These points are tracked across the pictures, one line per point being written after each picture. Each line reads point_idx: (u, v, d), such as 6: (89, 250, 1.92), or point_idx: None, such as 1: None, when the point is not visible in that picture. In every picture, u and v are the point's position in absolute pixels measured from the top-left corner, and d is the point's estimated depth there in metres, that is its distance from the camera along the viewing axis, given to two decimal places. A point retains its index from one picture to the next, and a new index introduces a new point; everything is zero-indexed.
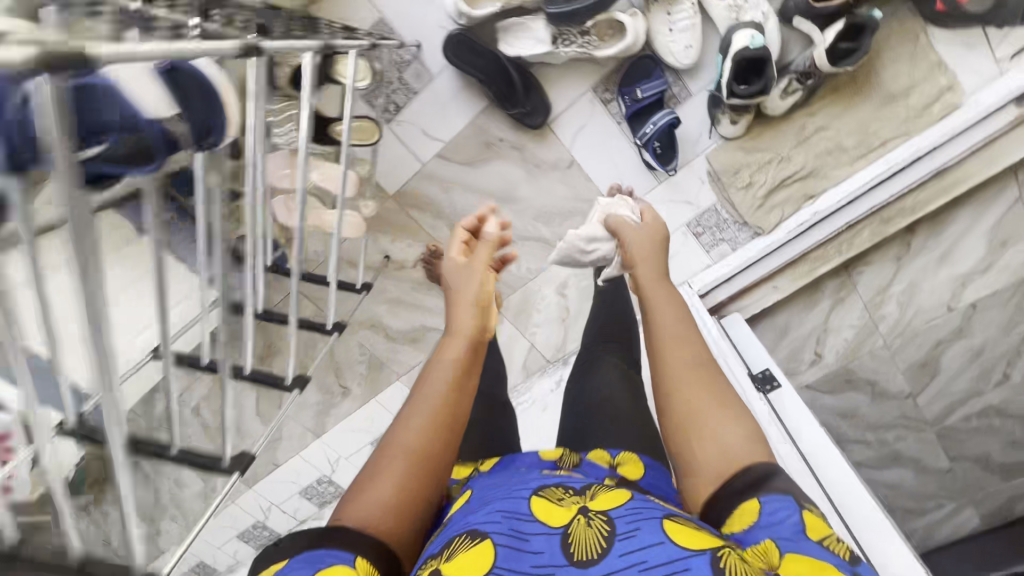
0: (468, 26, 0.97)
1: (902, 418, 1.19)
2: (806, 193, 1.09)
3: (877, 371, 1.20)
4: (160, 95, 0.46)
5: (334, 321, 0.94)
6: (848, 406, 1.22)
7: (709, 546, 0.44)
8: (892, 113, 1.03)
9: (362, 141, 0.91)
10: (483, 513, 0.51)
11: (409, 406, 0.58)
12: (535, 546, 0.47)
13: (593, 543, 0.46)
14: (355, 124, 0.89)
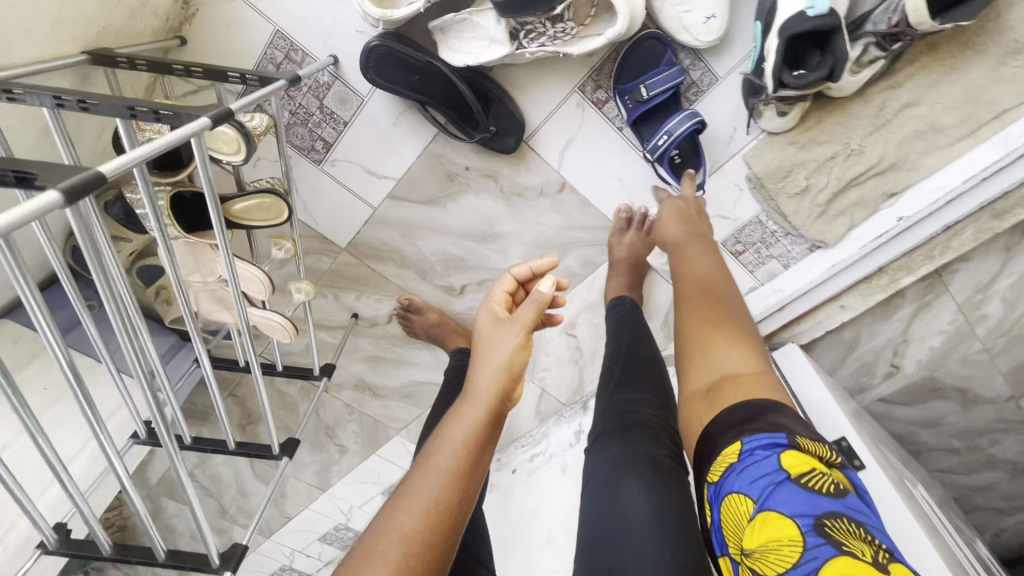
0: (393, 31, 0.69)
1: (1006, 422, 0.85)
2: (886, 192, 0.80)
3: (971, 378, 0.84)
4: None
5: (281, 445, 0.76)
6: (930, 415, 0.89)
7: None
8: (1017, 71, 0.70)
9: (270, 222, 0.66)
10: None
11: (408, 482, 0.45)
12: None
13: None
14: (253, 201, 0.64)
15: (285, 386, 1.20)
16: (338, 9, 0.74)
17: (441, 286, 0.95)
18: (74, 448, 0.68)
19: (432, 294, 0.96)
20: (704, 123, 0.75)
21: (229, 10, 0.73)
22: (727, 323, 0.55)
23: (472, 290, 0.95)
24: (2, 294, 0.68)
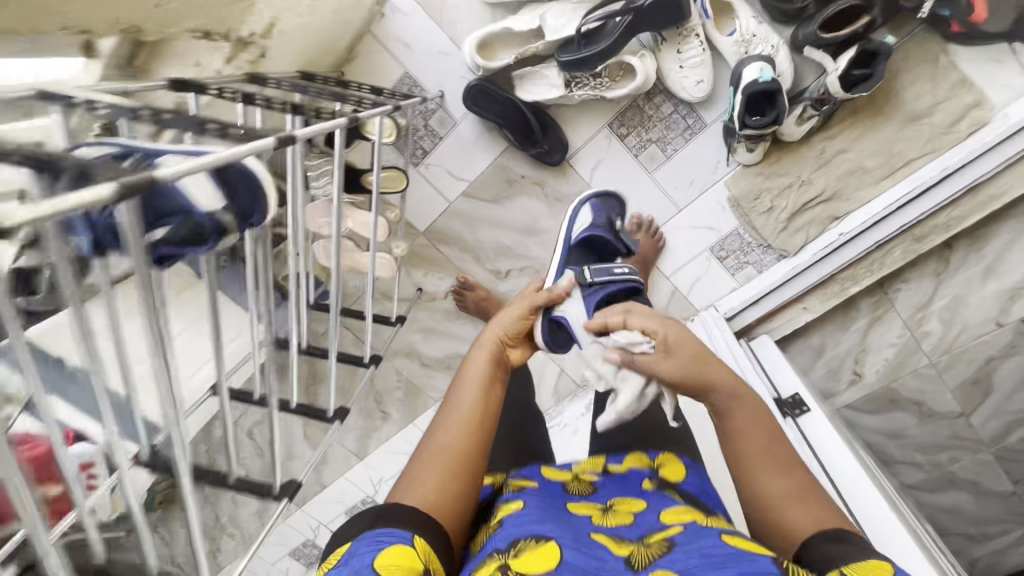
0: (486, 76, 1.03)
1: (954, 438, 1.12)
2: (831, 215, 1.08)
3: (923, 391, 1.14)
4: (212, 189, 0.44)
5: (370, 355, 1.03)
6: (894, 426, 1.18)
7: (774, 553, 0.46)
8: (916, 132, 1.00)
9: (393, 189, 0.99)
10: (540, 522, 0.52)
11: (443, 408, 0.58)
12: (598, 553, 0.50)
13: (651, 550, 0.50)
14: (385, 174, 0.97)
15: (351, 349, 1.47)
16: (449, 61, 1.05)
17: (492, 269, 1.24)
18: None
19: (483, 276, 1.24)
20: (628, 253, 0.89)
21: (377, 58, 1.05)
22: (802, 491, 0.53)
23: (516, 272, 1.23)
24: None
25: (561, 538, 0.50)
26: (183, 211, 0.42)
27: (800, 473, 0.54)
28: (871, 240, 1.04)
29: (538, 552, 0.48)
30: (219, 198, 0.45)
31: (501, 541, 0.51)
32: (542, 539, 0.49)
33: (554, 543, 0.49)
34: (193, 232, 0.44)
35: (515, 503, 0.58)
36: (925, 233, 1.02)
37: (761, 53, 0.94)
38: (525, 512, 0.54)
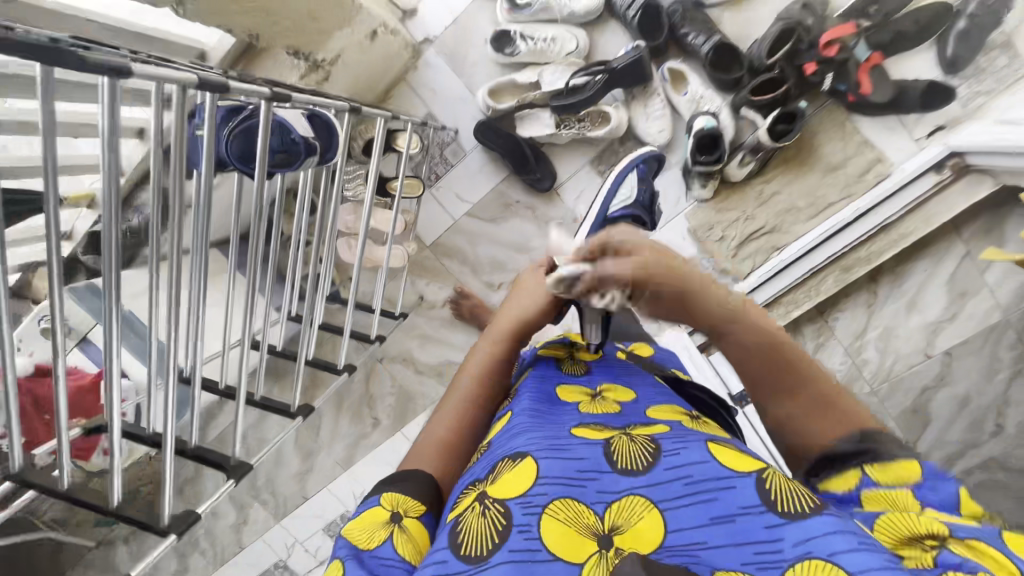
0: (493, 116, 1.29)
1: None
2: (773, 246, 1.29)
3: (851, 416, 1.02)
4: (303, 123, 0.65)
5: (377, 333, 1.20)
6: None
7: (754, 470, 0.51)
8: (834, 180, 1.25)
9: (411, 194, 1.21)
10: (524, 438, 0.58)
11: (444, 404, 0.73)
12: (579, 454, 0.55)
13: (638, 457, 0.55)
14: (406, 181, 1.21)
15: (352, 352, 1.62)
16: (463, 105, 1.32)
17: (485, 281, 1.42)
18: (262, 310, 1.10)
19: (479, 286, 1.42)
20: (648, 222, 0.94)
21: (407, 99, 1.31)
22: (809, 410, 0.55)
23: (505, 285, 1.40)
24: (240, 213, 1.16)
25: (536, 453, 0.55)
26: (288, 140, 0.63)
27: (813, 388, 0.55)
28: (805, 266, 1.24)
29: (516, 473, 0.53)
30: (309, 132, 0.66)
31: (484, 470, 0.58)
32: (519, 459, 0.55)
33: (530, 459, 0.54)
34: (284, 156, 0.64)
35: (509, 416, 0.65)
36: (851, 264, 1.23)
37: (707, 109, 1.21)
38: (511, 430, 0.61)
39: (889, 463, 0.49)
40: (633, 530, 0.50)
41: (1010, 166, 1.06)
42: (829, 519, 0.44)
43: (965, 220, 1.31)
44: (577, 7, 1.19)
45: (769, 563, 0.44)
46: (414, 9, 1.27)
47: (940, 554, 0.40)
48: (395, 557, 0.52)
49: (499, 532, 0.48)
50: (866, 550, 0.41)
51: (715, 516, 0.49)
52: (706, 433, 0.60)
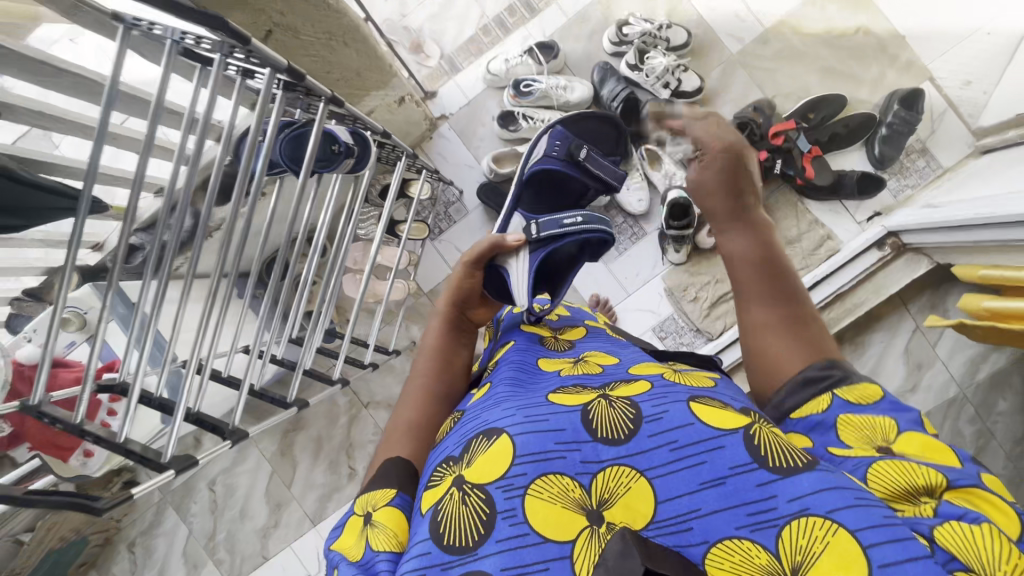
0: (494, 179, 1.46)
1: None
2: None
3: None
4: (346, 134, 0.80)
5: (371, 360, 1.26)
6: None
7: (740, 426, 0.44)
8: (793, 252, 1.42)
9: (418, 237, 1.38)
10: (497, 412, 0.50)
11: (401, 396, 0.73)
12: (556, 423, 0.47)
13: (618, 424, 0.47)
14: (415, 225, 1.38)
15: (338, 396, 1.64)
16: (469, 170, 1.51)
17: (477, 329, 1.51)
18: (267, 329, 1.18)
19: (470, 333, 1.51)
20: (561, 166, 0.98)
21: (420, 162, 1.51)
22: (782, 323, 0.62)
23: None
24: (258, 240, 1.27)
25: (511, 428, 0.47)
26: (337, 147, 0.78)
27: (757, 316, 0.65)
28: None
29: (490, 455, 0.46)
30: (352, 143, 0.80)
31: (458, 445, 0.51)
32: (494, 437, 0.47)
33: (506, 435, 0.46)
34: (327, 157, 0.78)
35: (488, 389, 0.61)
36: None
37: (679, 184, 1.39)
38: (486, 404, 0.55)
39: (855, 385, 0.55)
40: (621, 503, 0.44)
41: (936, 243, 1.24)
42: (821, 478, 0.41)
43: (911, 297, 1.46)
44: (571, 97, 1.42)
45: (765, 523, 0.40)
46: (435, 92, 1.52)
47: (940, 506, 0.42)
48: (376, 555, 0.50)
49: (483, 522, 0.43)
50: (863, 507, 0.39)
51: (705, 480, 0.43)
52: (692, 388, 0.53)
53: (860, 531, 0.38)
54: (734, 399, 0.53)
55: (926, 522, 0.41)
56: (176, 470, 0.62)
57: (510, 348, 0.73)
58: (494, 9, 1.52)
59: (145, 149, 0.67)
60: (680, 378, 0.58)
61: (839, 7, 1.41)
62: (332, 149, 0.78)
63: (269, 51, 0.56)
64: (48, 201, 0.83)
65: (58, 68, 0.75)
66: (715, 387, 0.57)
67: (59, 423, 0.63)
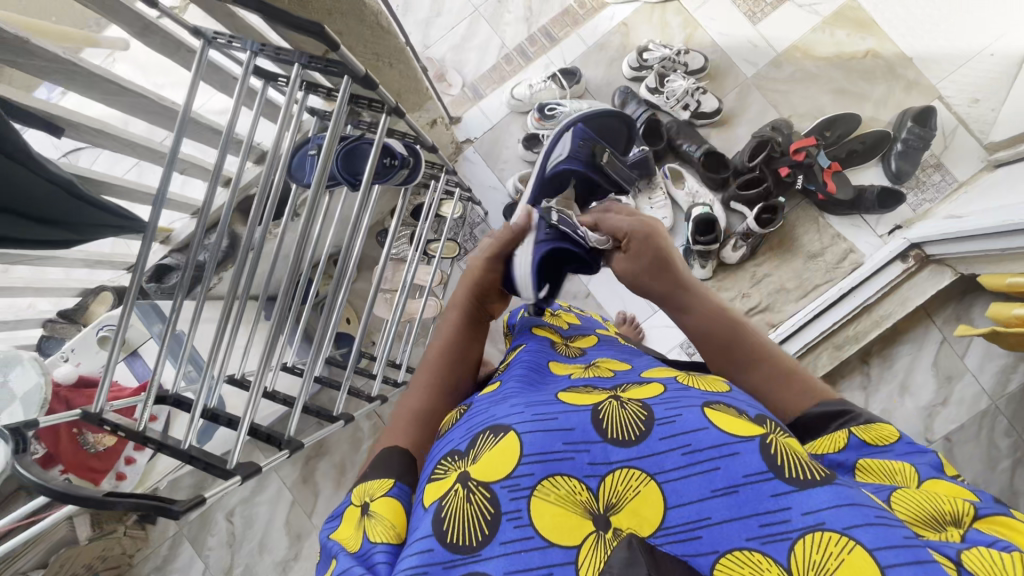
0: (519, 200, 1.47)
1: None
2: (769, 321, 1.43)
3: None
4: (402, 148, 0.84)
5: (405, 379, 1.25)
6: None
7: (757, 433, 0.41)
8: (817, 265, 1.44)
9: (449, 255, 1.39)
10: (505, 408, 0.48)
11: (411, 385, 0.69)
12: (565, 423, 0.45)
13: (629, 425, 0.44)
14: (446, 244, 1.39)
15: (362, 421, 1.61)
16: (495, 191, 1.54)
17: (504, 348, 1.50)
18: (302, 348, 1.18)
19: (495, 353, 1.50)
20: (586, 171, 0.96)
21: None
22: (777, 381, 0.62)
23: None
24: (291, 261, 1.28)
25: (519, 426, 0.45)
26: (397, 160, 0.81)
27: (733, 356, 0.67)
28: (799, 342, 1.35)
29: (496, 451, 0.44)
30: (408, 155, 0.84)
31: (464, 440, 0.48)
32: (500, 434, 0.45)
33: (513, 434, 0.44)
34: (387, 168, 0.82)
35: (498, 385, 0.59)
36: (842, 342, 1.35)
37: (702, 202, 1.42)
38: (494, 400, 0.54)
39: (869, 424, 0.52)
40: (628, 509, 0.41)
41: (958, 254, 1.25)
42: (838, 491, 0.37)
43: (935, 308, 1.47)
44: None
45: (776, 536, 0.36)
46: (459, 117, 1.57)
47: (968, 533, 0.39)
48: (375, 545, 0.47)
49: (488, 522, 0.41)
50: (882, 525, 0.35)
51: (717, 487, 0.39)
52: (706, 392, 0.50)
53: (878, 551, 0.33)
54: (750, 406, 0.49)
55: (952, 546, 0.37)
56: (241, 478, 0.62)
57: (521, 348, 0.71)
58: (514, 39, 1.59)
59: (213, 179, 0.71)
60: (694, 381, 0.54)
61: (847, 32, 1.48)
62: (392, 161, 0.81)
63: (352, 58, 0.58)
64: (97, 217, 0.84)
65: (123, 86, 0.78)
66: (729, 391, 0.52)
67: (121, 431, 0.64)
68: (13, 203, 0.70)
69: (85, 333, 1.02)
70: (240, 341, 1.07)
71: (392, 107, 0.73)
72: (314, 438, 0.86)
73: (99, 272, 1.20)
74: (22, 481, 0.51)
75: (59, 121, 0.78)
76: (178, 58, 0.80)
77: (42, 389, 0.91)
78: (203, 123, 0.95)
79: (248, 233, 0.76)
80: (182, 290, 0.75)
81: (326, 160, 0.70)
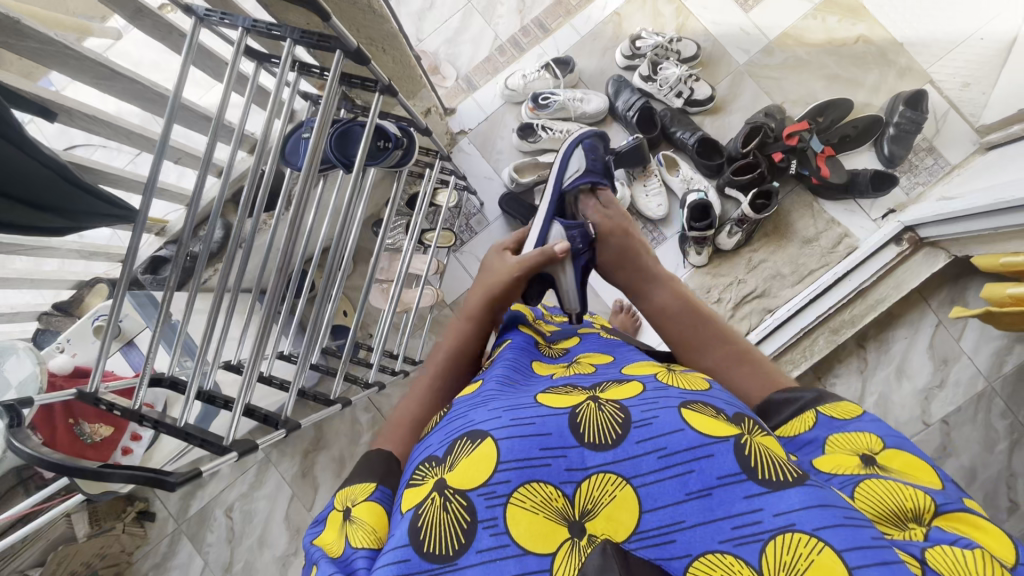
0: (516, 189, 1.48)
1: None
2: (765, 307, 1.44)
3: None
4: (395, 130, 0.84)
5: (403, 367, 1.25)
6: None
7: (731, 435, 0.40)
8: (812, 250, 1.45)
9: (446, 244, 1.39)
10: (483, 411, 0.46)
11: (413, 389, 0.66)
12: (542, 428, 0.43)
13: (607, 429, 0.43)
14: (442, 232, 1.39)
15: (362, 413, 1.61)
16: (490, 181, 1.54)
17: None
18: (298, 339, 1.17)
19: None
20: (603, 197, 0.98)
21: None
22: (726, 360, 0.63)
23: None
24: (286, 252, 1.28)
25: (495, 431, 0.43)
26: (391, 141, 0.81)
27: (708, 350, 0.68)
28: (795, 327, 1.36)
29: (472, 458, 0.42)
30: (402, 138, 0.84)
31: (442, 445, 0.46)
32: (477, 440, 0.43)
33: (489, 439, 0.42)
34: (380, 149, 0.82)
35: (477, 386, 0.55)
36: (838, 326, 1.35)
37: (697, 188, 1.43)
38: (473, 401, 0.50)
39: (835, 400, 0.51)
40: (604, 513, 0.40)
41: (952, 236, 1.26)
42: (811, 492, 0.36)
43: (930, 292, 1.48)
44: (588, 108, 1.47)
45: (748, 538, 0.36)
46: (454, 109, 1.57)
47: (931, 531, 0.39)
48: (356, 550, 0.44)
49: (464, 530, 0.40)
50: (852, 526, 0.34)
51: (692, 491, 0.39)
52: (686, 390, 0.47)
53: (846, 552, 0.33)
54: (728, 403, 0.47)
55: (917, 544, 0.37)
56: (238, 453, 0.65)
57: (507, 344, 0.67)
58: (507, 31, 1.59)
59: (205, 167, 0.70)
60: (675, 379, 0.51)
61: (838, 18, 1.49)
62: (387, 142, 0.81)
63: (343, 30, 0.58)
64: (92, 205, 0.84)
65: (116, 70, 0.78)
66: (709, 389, 0.49)
67: (117, 410, 0.65)
68: (11, 187, 0.70)
69: (80, 323, 1.02)
70: (235, 330, 1.07)
71: (386, 87, 0.74)
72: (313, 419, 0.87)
73: (94, 264, 1.20)
74: (19, 454, 0.51)
75: (54, 107, 0.78)
76: (170, 42, 0.80)
77: (38, 377, 0.92)
78: (198, 112, 0.95)
79: (239, 223, 0.75)
80: (174, 280, 0.74)
81: (318, 140, 0.70)
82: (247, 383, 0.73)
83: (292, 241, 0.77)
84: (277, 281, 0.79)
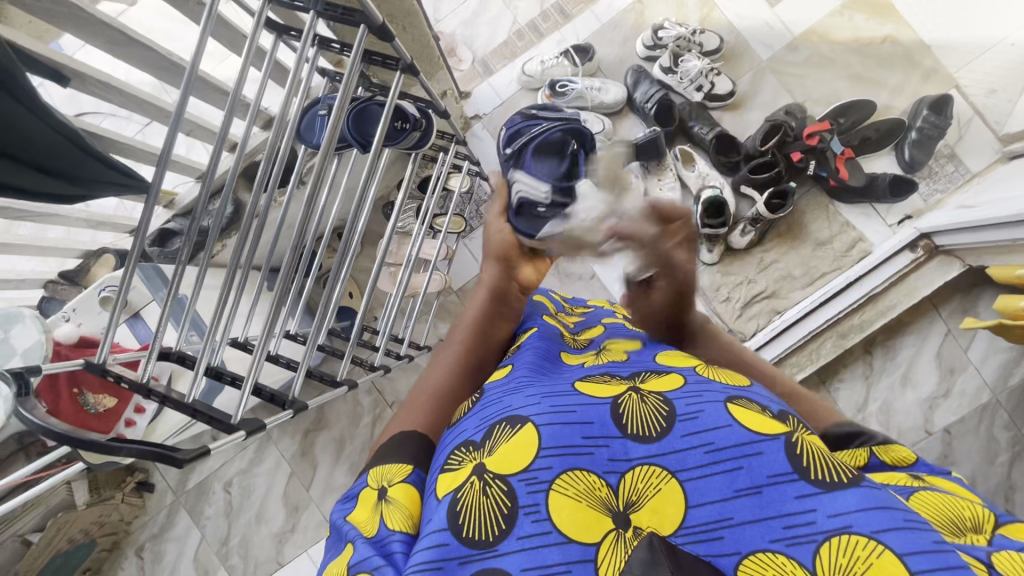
0: None
1: None
2: (774, 308, 1.43)
3: None
4: (413, 111, 0.82)
5: (407, 352, 1.24)
6: None
7: (782, 432, 0.40)
8: (825, 253, 1.43)
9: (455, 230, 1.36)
10: (521, 397, 0.46)
11: (430, 365, 0.65)
12: (583, 416, 0.43)
13: (651, 421, 0.42)
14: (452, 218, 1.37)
15: (362, 396, 1.61)
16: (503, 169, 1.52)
17: None
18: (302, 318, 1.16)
19: None
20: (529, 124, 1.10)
21: None
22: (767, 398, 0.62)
23: None
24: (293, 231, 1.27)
25: (537, 418, 0.42)
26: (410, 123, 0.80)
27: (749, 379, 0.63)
28: (803, 330, 1.35)
29: (513, 444, 0.42)
30: (420, 119, 0.82)
31: (479, 430, 0.45)
32: (518, 426, 0.43)
33: (530, 425, 0.42)
34: (396, 130, 0.80)
35: (507, 371, 0.55)
36: (847, 330, 1.34)
37: (712, 184, 1.41)
38: (507, 387, 0.49)
39: (886, 445, 0.52)
40: (649, 507, 0.40)
41: (968, 245, 1.24)
42: (867, 494, 0.35)
43: (941, 300, 1.46)
44: (606, 98, 1.45)
45: (800, 538, 0.35)
46: (469, 93, 1.55)
47: (995, 538, 0.39)
48: (391, 532, 0.44)
49: (504, 515, 0.39)
50: (912, 530, 0.33)
51: (741, 488, 0.38)
52: (728, 384, 0.47)
53: (908, 557, 0.32)
54: (772, 400, 0.46)
55: (982, 548, 0.36)
56: (246, 432, 0.65)
57: (533, 334, 0.65)
58: (527, 16, 1.56)
59: (220, 140, 0.69)
60: (715, 373, 0.50)
61: (866, 17, 1.45)
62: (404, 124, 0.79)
63: (369, 4, 0.56)
64: (101, 173, 0.83)
65: (131, 37, 0.77)
66: (751, 385, 0.49)
67: (125, 383, 0.64)
68: (19, 151, 0.69)
69: (87, 293, 1.01)
70: (243, 307, 1.07)
71: (408, 65, 0.71)
72: (324, 399, 0.86)
73: (101, 234, 1.19)
74: (27, 425, 0.51)
75: (66, 71, 0.77)
76: (187, 10, 0.78)
77: (43, 345, 0.91)
78: (212, 83, 0.93)
79: (253, 200, 0.73)
80: (184, 254, 0.73)
81: (337, 119, 0.68)
82: (256, 364, 0.72)
83: (304, 220, 0.76)
84: (286, 260, 0.77)
